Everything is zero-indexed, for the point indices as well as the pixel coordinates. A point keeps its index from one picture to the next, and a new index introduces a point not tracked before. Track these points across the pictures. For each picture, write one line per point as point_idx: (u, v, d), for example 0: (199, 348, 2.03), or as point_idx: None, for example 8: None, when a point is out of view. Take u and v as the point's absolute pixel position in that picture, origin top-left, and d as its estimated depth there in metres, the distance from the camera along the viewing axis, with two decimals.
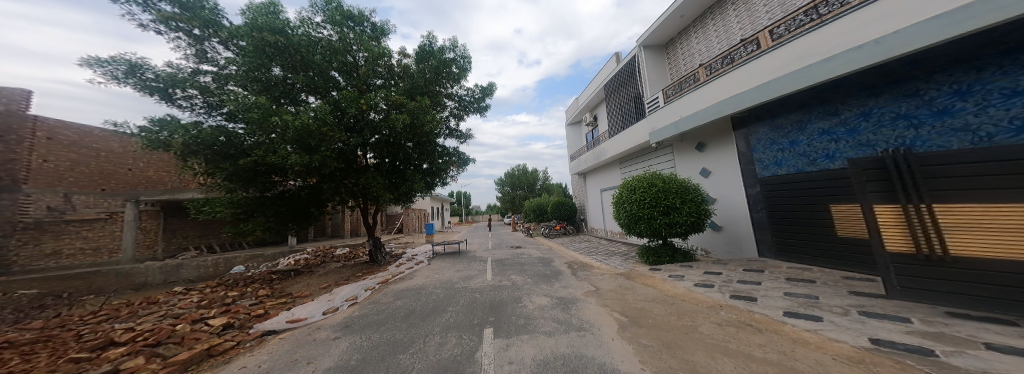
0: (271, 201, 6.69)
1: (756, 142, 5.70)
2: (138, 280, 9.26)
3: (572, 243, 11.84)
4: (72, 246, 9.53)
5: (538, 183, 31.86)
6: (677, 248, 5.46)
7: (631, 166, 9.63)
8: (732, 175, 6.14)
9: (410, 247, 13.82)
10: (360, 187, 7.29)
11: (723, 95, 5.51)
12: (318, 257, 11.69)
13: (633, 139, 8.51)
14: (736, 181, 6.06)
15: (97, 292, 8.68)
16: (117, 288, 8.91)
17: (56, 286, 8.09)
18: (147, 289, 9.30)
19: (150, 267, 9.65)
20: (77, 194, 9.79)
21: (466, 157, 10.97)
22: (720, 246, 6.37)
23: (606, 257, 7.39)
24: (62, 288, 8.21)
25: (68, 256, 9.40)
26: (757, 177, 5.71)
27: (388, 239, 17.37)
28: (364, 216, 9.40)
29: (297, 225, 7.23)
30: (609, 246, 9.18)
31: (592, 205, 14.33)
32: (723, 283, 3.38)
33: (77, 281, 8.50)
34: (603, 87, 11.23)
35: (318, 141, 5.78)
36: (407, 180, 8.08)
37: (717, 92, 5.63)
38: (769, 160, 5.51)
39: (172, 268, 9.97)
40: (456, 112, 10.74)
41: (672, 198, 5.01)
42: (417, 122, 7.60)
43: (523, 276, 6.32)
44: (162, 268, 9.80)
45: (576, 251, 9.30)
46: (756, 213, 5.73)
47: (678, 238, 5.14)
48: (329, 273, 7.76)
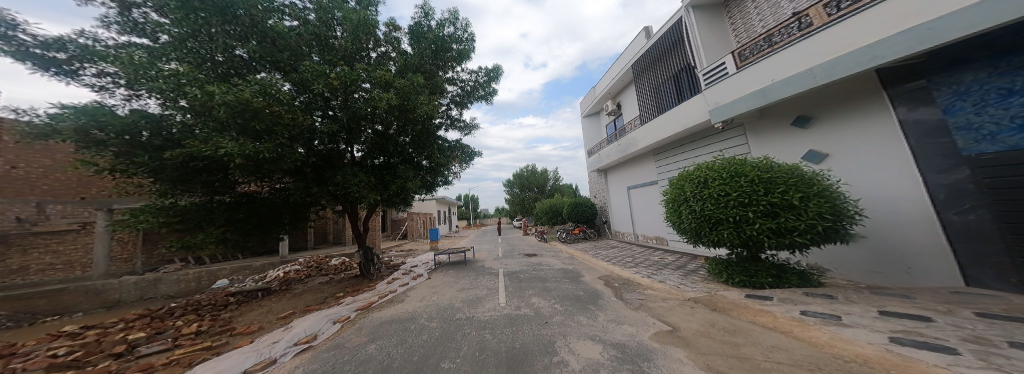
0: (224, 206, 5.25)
1: (957, 98, 3.54)
2: (110, 297, 8.00)
3: (596, 250, 10.15)
4: (41, 261, 8.10)
5: (548, 184, 30.22)
6: (783, 266, 3.60)
7: (674, 157, 7.96)
8: (875, 152, 4.28)
9: (412, 256, 12.44)
10: (341, 186, 5.86)
11: (855, 43, 3.71)
12: (309, 269, 10.42)
13: (678, 123, 6.83)
14: (890, 158, 4.14)
15: (62, 313, 7.47)
16: (85, 308, 7.69)
17: (17, 307, 6.91)
18: (118, 309, 8.05)
19: (123, 283, 8.36)
20: (51, 203, 7.96)
21: (469, 152, 9.67)
22: (864, 260, 4.47)
23: (653, 271, 5.70)
24: (24, 308, 7.03)
25: (36, 272, 7.97)
26: (965, 154, 3.50)
27: (389, 246, 16.05)
28: (353, 222, 8.01)
29: (264, 238, 5.84)
30: (648, 256, 7.45)
31: (615, 205, 12.68)
32: (979, 346, 1.72)
33: (40, 301, 7.30)
34: (629, 68, 9.61)
35: (267, 124, 4.32)
36: (398, 177, 6.68)
37: (837, 41, 3.86)
38: (1005, 127, 3.26)
39: (148, 284, 8.67)
40: (457, 100, 9.89)
41: (774, 195, 3.29)
42: (409, 104, 6.25)
43: (550, 301, 4.71)
44: (137, 284, 8.50)
45: (607, 261, 7.62)
46: (951, 214, 3.63)
47: (788, 252, 3.39)
48: (303, 293, 6.29)
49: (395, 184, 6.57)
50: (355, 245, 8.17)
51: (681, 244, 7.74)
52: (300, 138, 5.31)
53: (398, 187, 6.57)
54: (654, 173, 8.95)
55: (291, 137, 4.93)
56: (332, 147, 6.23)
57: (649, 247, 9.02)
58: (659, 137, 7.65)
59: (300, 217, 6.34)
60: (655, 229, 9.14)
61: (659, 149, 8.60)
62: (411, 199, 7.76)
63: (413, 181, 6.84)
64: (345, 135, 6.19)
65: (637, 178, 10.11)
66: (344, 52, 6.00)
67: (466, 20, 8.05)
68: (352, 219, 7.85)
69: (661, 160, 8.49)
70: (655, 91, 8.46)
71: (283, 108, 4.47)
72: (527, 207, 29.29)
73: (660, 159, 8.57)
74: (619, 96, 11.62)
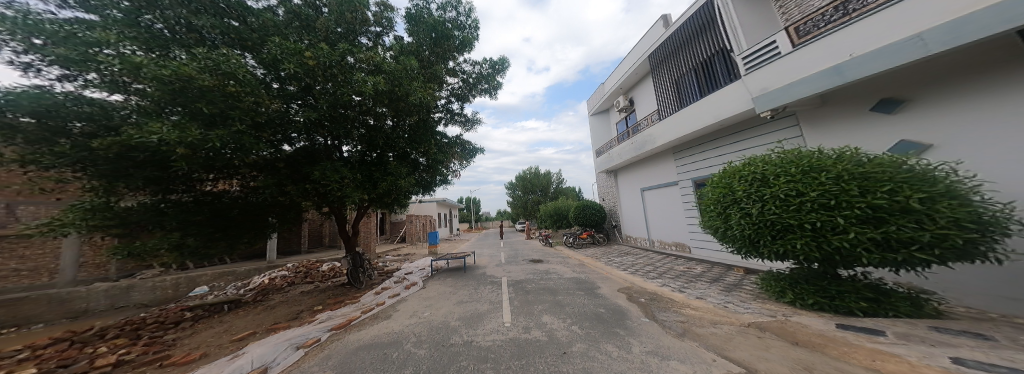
0: (178, 212, 4.42)
1: None
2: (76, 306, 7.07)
3: (608, 256, 9.33)
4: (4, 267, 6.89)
5: (551, 186, 29.45)
6: (890, 290, 2.71)
7: (700, 155, 7.22)
8: (1001, 144, 3.20)
9: (408, 261, 11.64)
10: (318, 185, 5.05)
11: None
12: (297, 274, 9.69)
13: (709, 116, 6.07)
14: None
15: (20, 325, 6.57)
16: (48, 318, 6.77)
17: None
18: (85, 318, 7.15)
19: (92, 291, 7.43)
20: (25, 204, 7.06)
21: (471, 149, 8.98)
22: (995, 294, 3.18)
23: (683, 283, 4.89)
24: None
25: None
26: None
27: (386, 250, 15.27)
28: (340, 225, 7.22)
29: (234, 241, 5.19)
30: (669, 265, 6.64)
31: (626, 208, 11.88)
32: None
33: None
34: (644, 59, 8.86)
35: (220, 107, 3.61)
36: (388, 174, 5.93)
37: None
38: None
39: (121, 291, 7.79)
40: (461, 92, 9.45)
41: (877, 194, 2.46)
42: (401, 90, 5.51)
43: (567, 321, 3.91)
44: (107, 291, 7.60)
45: (623, 270, 6.81)
46: None
47: (901, 270, 2.53)
48: (278, 306, 5.50)
49: (384, 182, 5.79)
50: (344, 250, 7.40)
51: (707, 252, 6.95)
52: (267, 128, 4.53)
53: (388, 186, 5.81)
54: (674, 174, 8.19)
55: (254, 125, 4.20)
56: (313, 139, 5.49)
57: (668, 254, 8.22)
58: (681, 133, 6.92)
59: (280, 217, 5.70)
60: (675, 235, 8.34)
61: (681, 147, 7.85)
62: (404, 200, 7.01)
63: (406, 179, 6.09)
64: (328, 125, 5.42)
65: (652, 179, 9.36)
66: (327, 30, 5.24)
67: (468, 4, 7.35)
68: (342, 221, 7.10)
69: (685, 159, 7.70)
70: (675, 83, 7.75)
71: (241, 88, 3.76)
72: (529, 209, 28.48)
73: (684, 158, 7.76)
74: (631, 91, 10.92)
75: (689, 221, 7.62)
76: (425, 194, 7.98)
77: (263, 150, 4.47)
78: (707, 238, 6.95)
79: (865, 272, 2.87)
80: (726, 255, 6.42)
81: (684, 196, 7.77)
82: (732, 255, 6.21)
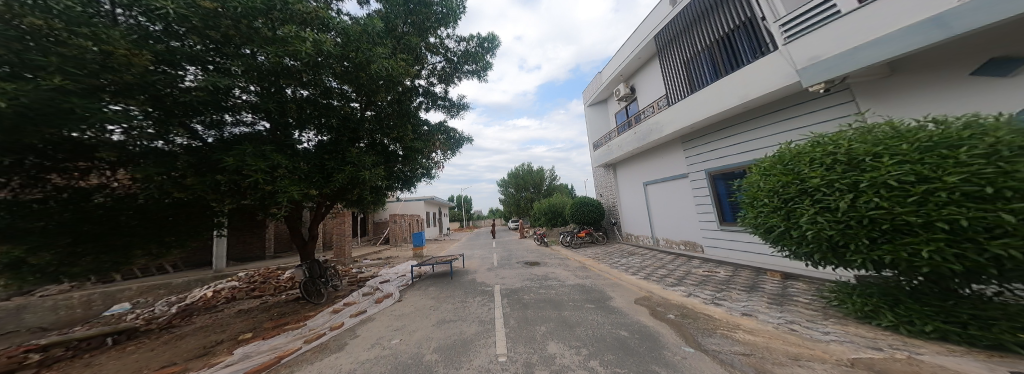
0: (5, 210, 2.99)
1: None
2: None
3: (610, 260, 8.56)
4: None
5: (543, 184, 28.65)
6: None
7: (715, 143, 6.69)
8: None
9: (390, 264, 10.40)
10: (234, 179, 3.71)
11: None
12: (252, 284, 8.14)
13: (731, 98, 5.45)
14: None
15: None
16: None
17: None
18: None
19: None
20: None
21: (457, 136, 8.07)
22: None
23: (715, 294, 4.11)
24: None
25: None
26: None
27: (365, 253, 13.81)
28: (295, 227, 5.85)
29: (119, 251, 3.95)
30: (681, 270, 5.93)
31: (629, 204, 11.79)
32: None
33: None
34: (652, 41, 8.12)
35: (19, 54, 2.42)
36: (344, 161, 4.79)
37: None
38: None
39: (7, 314, 5.96)
40: (446, 71, 8.38)
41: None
42: (360, 57, 4.55)
43: (576, 350, 3.00)
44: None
45: (635, 276, 6.05)
46: None
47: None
48: (192, 333, 4.08)
49: (338, 172, 4.59)
50: (300, 258, 5.98)
51: (724, 252, 6.47)
52: (162, 107, 3.41)
53: (345, 180, 4.62)
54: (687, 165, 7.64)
55: (113, 88, 2.93)
56: (241, 117, 4.27)
57: (679, 254, 7.76)
58: (696, 118, 6.36)
59: (195, 221, 4.57)
60: (687, 232, 7.93)
61: (694, 134, 7.37)
62: (375, 196, 5.81)
63: (373, 170, 4.92)
64: (257, 91, 4.15)
65: (662, 170, 8.92)
66: None
67: None
68: (295, 224, 5.76)
69: (703, 149, 7.03)
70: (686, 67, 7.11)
71: (56, 22, 2.56)
72: (521, 208, 27.66)
73: (702, 147, 7.09)
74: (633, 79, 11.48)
75: (702, 217, 7.18)
76: (404, 189, 6.97)
77: (141, 129, 3.24)
78: (723, 236, 6.50)
79: (1014, 288, 2.05)
80: (745, 254, 5.92)
81: (696, 190, 7.36)
82: (756, 255, 5.64)
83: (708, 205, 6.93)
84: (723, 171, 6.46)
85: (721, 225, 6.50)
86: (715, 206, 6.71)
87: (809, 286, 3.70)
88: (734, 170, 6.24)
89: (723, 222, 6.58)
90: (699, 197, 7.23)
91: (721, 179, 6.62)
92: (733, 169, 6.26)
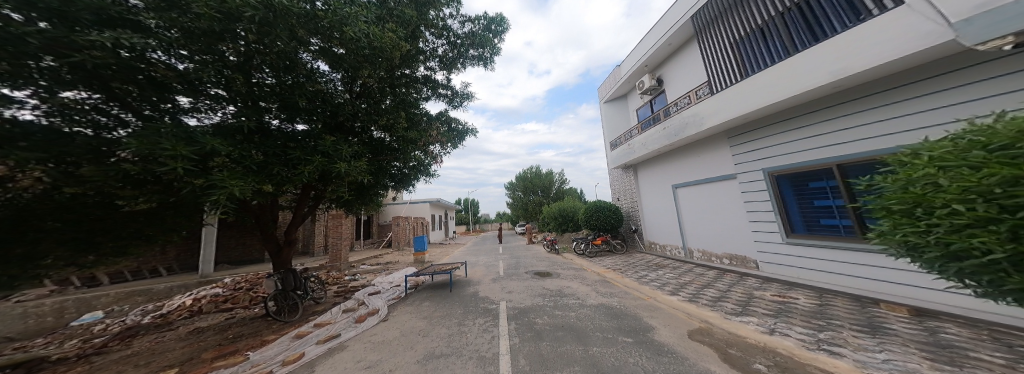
0: None
1: None
2: None
3: (638, 273, 7.36)
4: None
5: (552, 187, 27.52)
6: None
7: (782, 135, 5.47)
8: None
9: (388, 271, 9.53)
10: (150, 171, 2.58)
11: None
12: (238, 290, 7.15)
13: (821, 74, 4.29)
14: None
15: None
16: None
17: None
18: None
19: None
20: None
21: (459, 130, 7.24)
22: None
23: (814, 334, 2.92)
24: None
25: None
26: None
27: (365, 257, 13.07)
28: (269, 229, 4.86)
29: (26, 261, 2.69)
30: (740, 292, 4.71)
31: (655, 207, 10.46)
32: None
33: None
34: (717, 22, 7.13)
35: None
36: (314, 152, 3.76)
37: None
38: None
39: None
40: (450, 55, 7.51)
41: None
42: (336, 20, 3.58)
43: None
44: None
45: (681, 300, 4.82)
46: None
47: None
48: (104, 368, 3.02)
49: (304, 164, 3.50)
50: (272, 267, 4.90)
51: (793, 271, 5.29)
52: (69, 67, 2.46)
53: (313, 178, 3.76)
54: (740, 165, 6.42)
55: None
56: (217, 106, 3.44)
57: (722, 270, 6.56)
58: (761, 104, 5.25)
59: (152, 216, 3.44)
60: (734, 244, 6.79)
61: (749, 125, 6.18)
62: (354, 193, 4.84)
63: (355, 162, 3.95)
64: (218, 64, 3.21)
65: (703, 170, 7.71)
66: None
67: None
68: (269, 228, 4.84)
69: (768, 145, 5.77)
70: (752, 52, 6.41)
71: None
72: (529, 211, 26.52)
73: (765, 143, 5.81)
74: (660, 69, 10.59)
75: (756, 227, 6.05)
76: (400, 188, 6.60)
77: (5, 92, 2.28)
78: (791, 251, 5.31)
79: None
80: (826, 276, 4.74)
81: (747, 194, 6.22)
82: (858, 280, 4.32)
83: (768, 212, 5.73)
84: (792, 170, 5.30)
85: (788, 237, 5.33)
86: (778, 214, 5.53)
87: (986, 344, 2.41)
88: (809, 170, 5.07)
89: (789, 235, 5.40)
90: (753, 203, 6.07)
91: (787, 180, 5.51)
92: (810, 169, 5.04)
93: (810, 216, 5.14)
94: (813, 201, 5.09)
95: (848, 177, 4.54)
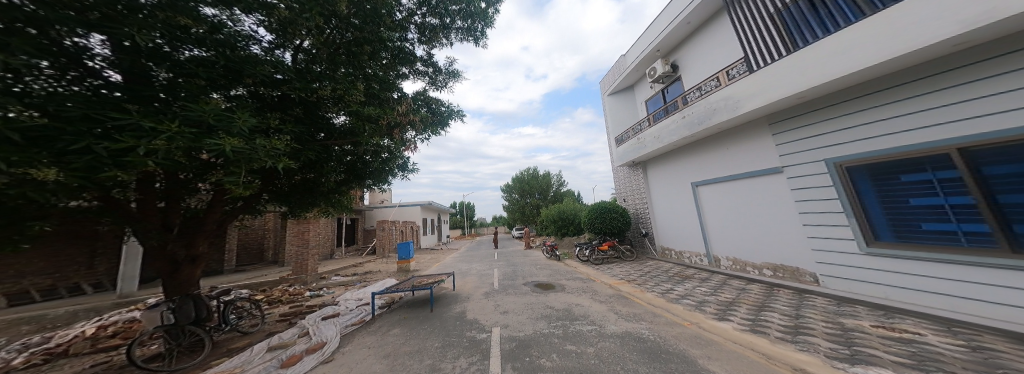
0: None
1: None
2: None
3: (659, 288, 6.18)
4: None
5: (550, 188, 26.33)
6: None
7: (854, 117, 4.33)
8: None
9: (365, 284, 8.26)
10: None
11: None
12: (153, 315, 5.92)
13: (936, 26, 3.14)
14: None
15: None
16: None
17: None
18: None
19: None
20: None
21: (441, 116, 6.23)
22: None
23: None
24: None
25: None
26: None
27: (344, 265, 11.77)
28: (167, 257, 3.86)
29: None
30: (825, 320, 3.49)
31: (669, 207, 9.27)
32: None
33: None
34: None
35: None
36: (178, 118, 2.31)
37: None
38: None
39: None
40: (432, 27, 6.28)
41: None
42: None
43: None
44: None
45: (745, 329, 3.59)
46: None
47: None
48: None
49: (150, 139, 2.08)
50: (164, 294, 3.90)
51: (877, 289, 4.13)
52: None
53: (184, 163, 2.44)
54: (792, 157, 5.28)
55: None
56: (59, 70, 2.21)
57: (769, 284, 5.39)
58: (830, 76, 4.12)
59: None
60: (778, 252, 5.65)
61: (801, 108, 5.06)
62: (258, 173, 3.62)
63: (256, 140, 2.59)
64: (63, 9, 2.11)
65: (734, 164, 6.58)
66: None
67: None
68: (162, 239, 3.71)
69: (830, 130, 4.65)
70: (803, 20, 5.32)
71: None
72: (526, 214, 25.34)
73: (827, 128, 4.69)
74: (675, 54, 9.47)
75: (814, 233, 4.96)
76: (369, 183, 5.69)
77: None
78: (872, 264, 4.19)
79: None
80: (936, 299, 3.58)
81: (798, 192, 5.20)
82: (998, 308, 3.13)
83: (837, 214, 4.64)
84: (871, 161, 4.17)
85: (871, 247, 4.19)
86: (854, 216, 4.41)
87: None
88: (898, 159, 3.92)
89: (870, 243, 4.26)
90: (807, 203, 5.06)
91: (860, 172, 4.37)
92: (900, 158, 3.89)
93: (903, 219, 3.98)
94: (904, 198, 3.93)
95: (975, 166, 3.32)
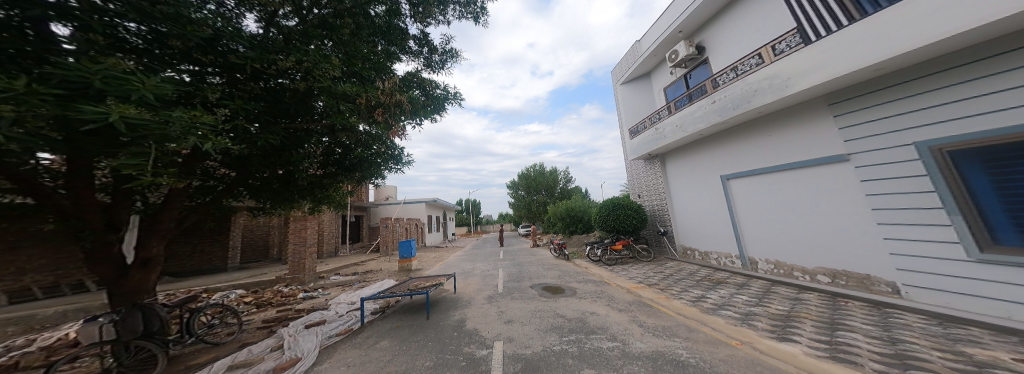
0: None
1: None
2: None
3: (687, 295, 5.33)
4: None
5: (558, 185, 25.42)
6: None
7: (963, 87, 3.40)
8: None
9: (360, 286, 7.70)
10: None
11: None
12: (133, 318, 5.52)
13: None
14: None
15: None
16: None
17: None
18: None
19: None
20: None
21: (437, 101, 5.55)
22: None
23: None
24: None
25: None
26: None
27: (343, 264, 11.30)
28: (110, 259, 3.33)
29: None
30: (941, 351, 2.61)
31: (692, 204, 8.34)
32: None
33: None
34: None
35: None
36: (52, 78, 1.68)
37: None
38: None
39: None
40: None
41: None
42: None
43: None
44: None
45: (824, 356, 2.74)
46: None
47: None
48: None
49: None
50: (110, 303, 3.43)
51: (995, 307, 3.19)
52: None
53: (62, 143, 1.84)
54: (861, 142, 4.35)
55: None
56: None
57: (831, 294, 4.47)
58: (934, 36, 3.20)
59: None
60: (840, 256, 4.71)
61: (874, 82, 4.13)
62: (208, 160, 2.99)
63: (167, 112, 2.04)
64: None
65: (779, 153, 5.65)
66: None
67: None
68: (108, 240, 3.26)
69: (919, 107, 3.73)
70: None
71: None
72: (533, 212, 24.55)
73: (915, 105, 3.77)
74: (701, 33, 8.48)
75: (896, 234, 4.02)
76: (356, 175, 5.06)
77: None
78: (987, 275, 3.26)
79: None
80: None
81: (871, 184, 4.25)
82: None
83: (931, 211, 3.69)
84: (985, 143, 3.25)
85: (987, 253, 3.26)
86: (958, 213, 3.47)
87: None
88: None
89: (985, 248, 3.32)
90: (886, 197, 4.11)
91: (966, 157, 3.43)
92: None
93: None
94: None
95: None
